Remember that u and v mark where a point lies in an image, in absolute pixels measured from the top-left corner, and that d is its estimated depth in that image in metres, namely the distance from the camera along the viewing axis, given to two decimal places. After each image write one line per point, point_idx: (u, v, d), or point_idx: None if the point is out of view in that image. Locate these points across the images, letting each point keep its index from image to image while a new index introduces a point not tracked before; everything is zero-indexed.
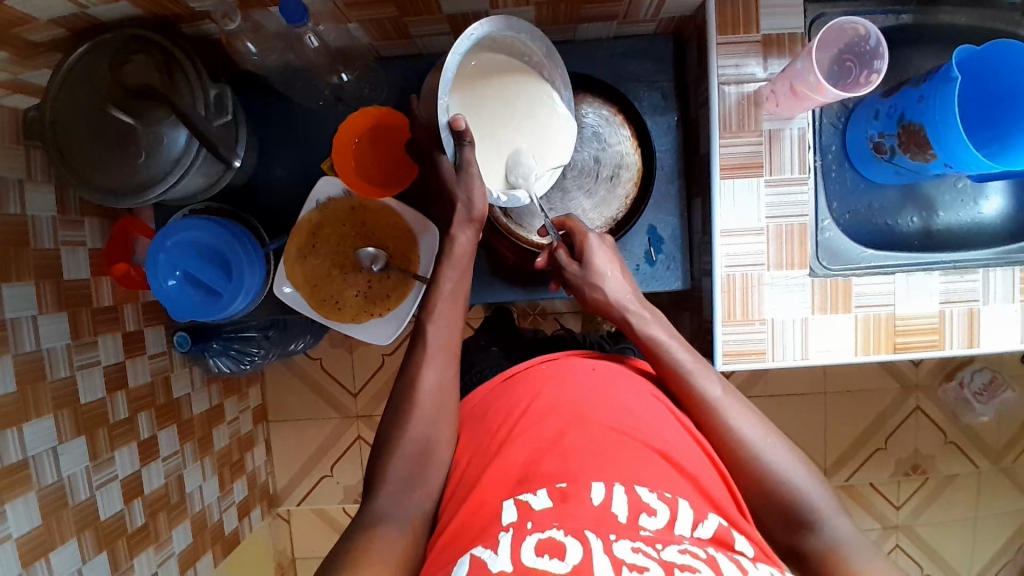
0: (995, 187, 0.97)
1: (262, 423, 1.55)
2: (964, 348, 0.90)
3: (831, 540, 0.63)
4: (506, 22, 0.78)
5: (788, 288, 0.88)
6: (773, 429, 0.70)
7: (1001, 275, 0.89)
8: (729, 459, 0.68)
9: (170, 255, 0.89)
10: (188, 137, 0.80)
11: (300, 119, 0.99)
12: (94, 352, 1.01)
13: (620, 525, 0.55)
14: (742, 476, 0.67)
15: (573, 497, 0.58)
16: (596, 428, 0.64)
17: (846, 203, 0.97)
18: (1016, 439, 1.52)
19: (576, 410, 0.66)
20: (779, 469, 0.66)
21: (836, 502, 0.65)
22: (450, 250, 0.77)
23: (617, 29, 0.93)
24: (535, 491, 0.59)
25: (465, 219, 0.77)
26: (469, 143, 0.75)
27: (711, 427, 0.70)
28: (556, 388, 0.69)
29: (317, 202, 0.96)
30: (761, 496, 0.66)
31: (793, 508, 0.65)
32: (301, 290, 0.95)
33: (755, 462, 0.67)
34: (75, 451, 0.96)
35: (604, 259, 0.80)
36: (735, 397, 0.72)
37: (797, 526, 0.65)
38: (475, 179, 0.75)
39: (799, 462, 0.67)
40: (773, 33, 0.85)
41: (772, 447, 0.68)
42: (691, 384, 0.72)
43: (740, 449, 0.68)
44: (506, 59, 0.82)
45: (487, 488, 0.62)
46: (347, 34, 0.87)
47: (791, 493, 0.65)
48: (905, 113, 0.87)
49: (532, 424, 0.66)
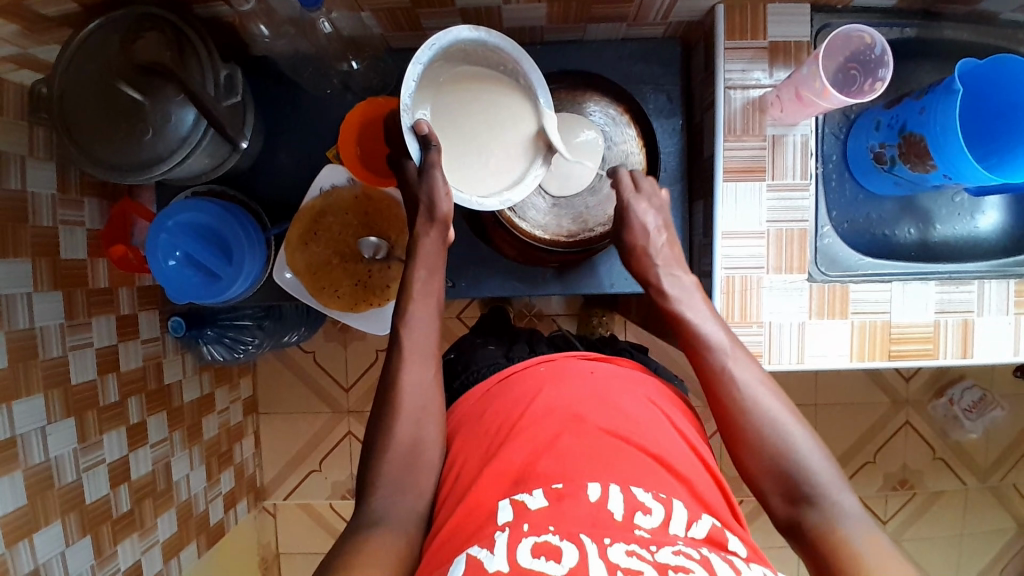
0: (992, 201, 0.98)
1: (252, 415, 1.54)
2: (958, 358, 0.91)
3: (833, 518, 0.61)
4: (473, 31, 0.75)
5: (786, 292, 0.89)
6: (789, 404, 0.68)
7: (996, 287, 0.90)
8: (732, 428, 0.67)
9: (171, 236, 0.88)
10: (196, 116, 0.80)
11: (308, 107, 0.99)
12: (87, 333, 1.00)
13: (615, 524, 0.55)
14: (745, 446, 0.66)
15: (568, 496, 0.58)
16: (591, 431, 0.64)
17: (845, 213, 0.98)
18: (1005, 456, 1.53)
19: (571, 412, 0.66)
20: (789, 445, 0.65)
21: (842, 479, 0.64)
22: (415, 251, 0.75)
23: (626, 31, 0.94)
24: (531, 491, 0.59)
25: (426, 220, 0.75)
26: (435, 146, 0.74)
27: (720, 397, 0.69)
28: (555, 390, 0.69)
29: (321, 189, 0.96)
30: (766, 470, 0.65)
31: (796, 481, 0.64)
32: (301, 276, 0.96)
33: (761, 433, 0.66)
34: (63, 432, 0.95)
35: (645, 224, 0.79)
36: (753, 368, 0.70)
37: (799, 502, 0.63)
38: (436, 181, 0.74)
39: (811, 439, 0.66)
40: (779, 40, 0.87)
41: (785, 422, 0.66)
42: (704, 353, 0.71)
43: (746, 419, 0.67)
44: (486, 68, 0.80)
45: (485, 488, 0.62)
46: (359, 23, 0.88)
47: (797, 469, 0.64)
48: (907, 125, 0.88)
49: (530, 424, 0.65)
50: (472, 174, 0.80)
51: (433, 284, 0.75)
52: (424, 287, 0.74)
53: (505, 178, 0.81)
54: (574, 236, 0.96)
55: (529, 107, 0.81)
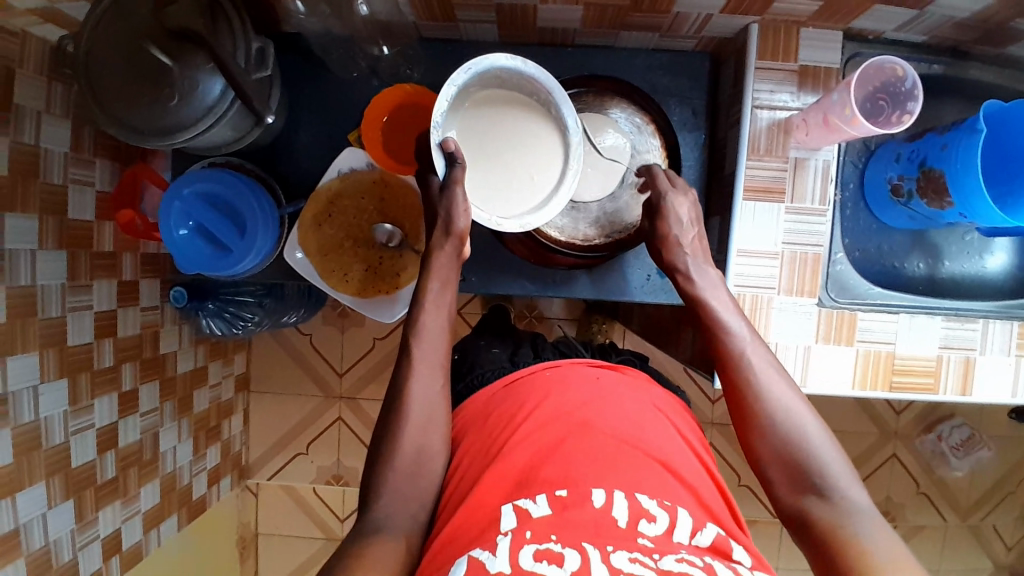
0: (1001, 243, 1.00)
1: (243, 392, 1.54)
2: (956, 395, 0.91)
3: (840, 510, 0.60)
4: (509, 59, 0.75)
5: (795, 314, 0.89)
6: (801, 397, 0.68)
7: (1000, 328, 0.91)
8: (746, 415, 0.67)
9: (185, 204, 0.87)
10: (224, 87, 0.80)
11: (332, 87, 0.99)
12: (87, 296, 0.99)
13: (618, 531, 0.55)
14: (755, 432, 0.66)
15: (573, 505, 0.57)
16: (598, 436, 0.64)
17: (857, 241, 1.00)
18: (987, 497, 1.55)
19: (577, 421, 0.66)
20: (801, 434, 0.65)
21: (852, 474, 0.63)
22: (428, 262, 0.75)
23: (658, 41, 0.95)
24: (534, 497, 0.59)
25: (442, 234, 0.75)
26: (461, 163, 0.74)
27: (734, 381, 0.69)
28: (560, 394, 0.69)
29: (340, 171, 0.95)
30: (776, 458, 0.65)
31: (806, 471, 0.63)
32: (312, 257, 0.94)
33: (773, 420, 0.66)
34: (55, 393, 0.94)
35: (679, 217, 0.78)
36: (768, 360, 0.70)
37: (806, 488, 0.63)
38: (457, 196, 0.73)
39: (824, 433, 0.65)
40: (809, 64, 0.88)
41: (799, 412, 0.66)
42: (722, 339, 0.71)
43: (759, 404, 0.67)
44: (522, 95, 0.80)
45: (486, 489, 0.61)
46: (394, 8, 0.87)
47: (806, 457, 0.64)
48: (928, 159, 0.90)
49: (532, 431, 0.65)
50: (494, 195, 0.79)
51: (446, 296, 0.74)
52: (437, 296, 0.74)
53: (527, 203, 0.80)
54: (589, 242, 0.95)
55: (556, 135, 0.81)
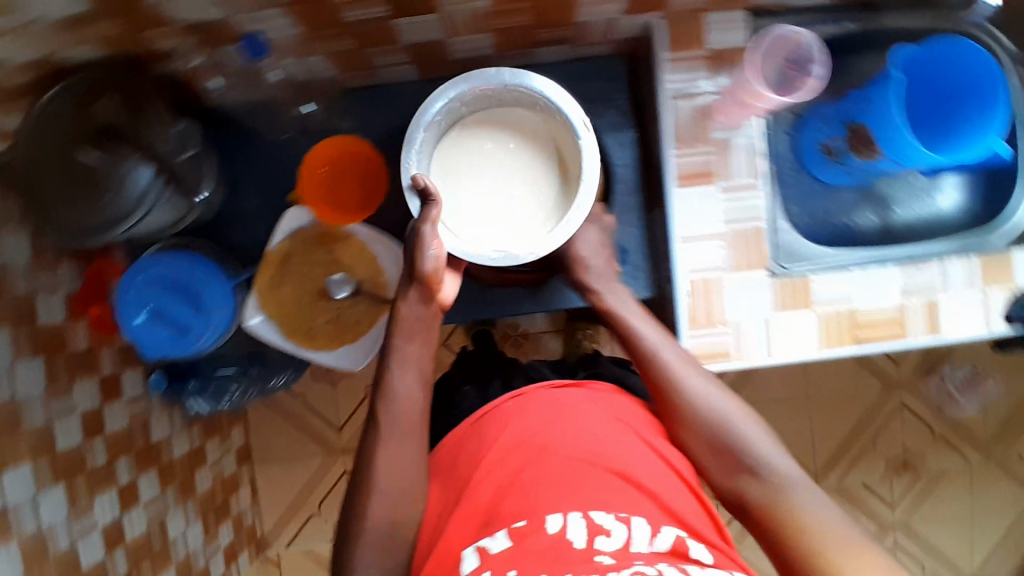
0: (950, 180, 1.00)
1: (246, 464, 1.54)
2: (928, 337, 0.91)
3: (774, 485, 0.65)
4: (490, 78, 0.81)
5: (747, 289, 0.90)
6: (720, 385, 0.73)
7: (958, 263, 0.91)
8: (672, 412, 0.72)
9: (139, 292, 0.88)
10: (153, 174, 0.79)
11: (267, 152, 1.01)
12: (70, 399, 1.00)
13: (576, 553, 0.57)
14: (684, 428, 0.71)
15: (529, 533, 0.59)
16: (551, 459, 0.66)
17: (804, 208, 1.01)
18: (1006, 431, 1.52)
19: (528, 442, 0.68)
20: (724, 419, 0.70)
21: (778, 446, 0.68)
22: (398, 317, 0.74)
23: (573, 51, 0.98)
24: (494, 533, 0.61)
25: (407, 281, 0.75)
26: (433, 201, 0.73)
27: (655, 383, 0.74)
28: (522, 421, 0.70)
29: (286, 232, 0.95)
30: (708, 448, 0.69)
31: (736, 454, 0.68)
32: (272, 318, 0.93)
33: (696, 412, 0.70)
34: (53, 500, 0.95)
35: (584, 244, 0.85)
36: (684, 357, 0.75)
37: (740, 471, 0.67)
38: (426, 236, 0.72)
39: (746, 413, 0.70)
40: (720, 48, 0.89)
41: (719, 400, 0.71)
42: (637, 347, 0.76)
43: (682, 400, 0.71)
44: (521, 110, 0.88)
45: (453, 533, 0.64)
46: (308, 67, 0.89)
47: (734, 441, 0.68)
48: (853, 116, 0.93)
49: (490, 466, 0.67)
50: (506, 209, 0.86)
51: (413, 347, 0.74)
52: (404, 351, 0.74)
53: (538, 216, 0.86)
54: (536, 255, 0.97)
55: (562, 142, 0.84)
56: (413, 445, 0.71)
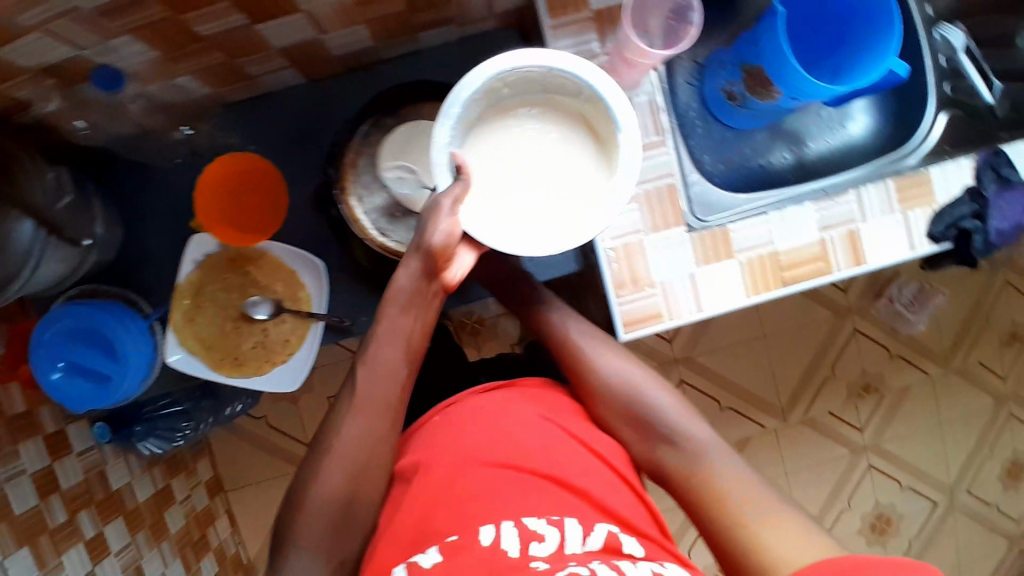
0: (859, 106, 1.02)
1: (220, 495, 1.52)
2: (852, 268, 0.89)
3: (690, 451, 0.71)
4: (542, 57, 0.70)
5: (665, 249, 0.88)
6: (634, 361, 0.78)
7: (874, 190, 0.89)
8: (591, 391, 0.76)
9: (51, 348, 0.85)
10: (35, 227, 0.74)
11: (163, 181, 0.99)
12: (17, 462, 0.95)
13: (510, 562, 0.59)
14: (599, 401, 0.76)
15: (463, 547, 0.60)
16: (476, 467, 0.67)
17: (719, 155, 1.00)
18: (960, 339, 1.55)
19: (450, 445, 0.69)
20: (641, 393, 0.75)
21: (690, 413, 0.75)
22: (392, 286, 0.73)
23: (459, 32, 0.96)
24: (426, 549, 0.62)
25: (414, 250, 0.72)
26: (461, 179, 0.69)
27: (574, 365, 0.78)
28: (447, 434, 0.71)
29: (194, 261, 0.91)
30: (628, 422, 0.74)
31: (653, 424, 0.74)
32: (195, 352, 0.91)
33: (614, 389, 0.75)
34: (21, 563, 0.89)
35: None
36: (599, 339, 0.79)
37: (658, 441, 0.73)
38: (442, 211, 0.69)
39: (658, 385, 0.76)
40: (602, 7, 0.86)
41: (634, 376, 0.76)
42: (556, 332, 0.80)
43: (600, 379, 0.76)
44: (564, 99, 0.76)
45: (386, 549, 0.65)
46: (181, 88, 0.85)
47: (651, 414, 0.74)
48: (744, 58, 0.91)
49: (419, 481, 0.68)
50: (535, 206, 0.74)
51: (404, 322, 0.73)
52: (394, 324, 0.73)
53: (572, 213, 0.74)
54: None
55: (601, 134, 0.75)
56: (346, 461, 0.69)
